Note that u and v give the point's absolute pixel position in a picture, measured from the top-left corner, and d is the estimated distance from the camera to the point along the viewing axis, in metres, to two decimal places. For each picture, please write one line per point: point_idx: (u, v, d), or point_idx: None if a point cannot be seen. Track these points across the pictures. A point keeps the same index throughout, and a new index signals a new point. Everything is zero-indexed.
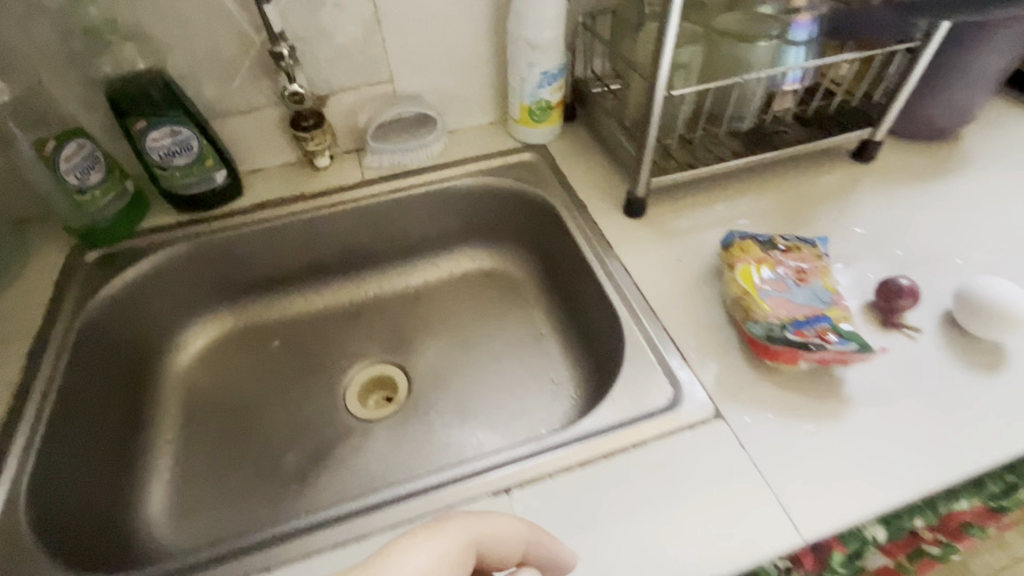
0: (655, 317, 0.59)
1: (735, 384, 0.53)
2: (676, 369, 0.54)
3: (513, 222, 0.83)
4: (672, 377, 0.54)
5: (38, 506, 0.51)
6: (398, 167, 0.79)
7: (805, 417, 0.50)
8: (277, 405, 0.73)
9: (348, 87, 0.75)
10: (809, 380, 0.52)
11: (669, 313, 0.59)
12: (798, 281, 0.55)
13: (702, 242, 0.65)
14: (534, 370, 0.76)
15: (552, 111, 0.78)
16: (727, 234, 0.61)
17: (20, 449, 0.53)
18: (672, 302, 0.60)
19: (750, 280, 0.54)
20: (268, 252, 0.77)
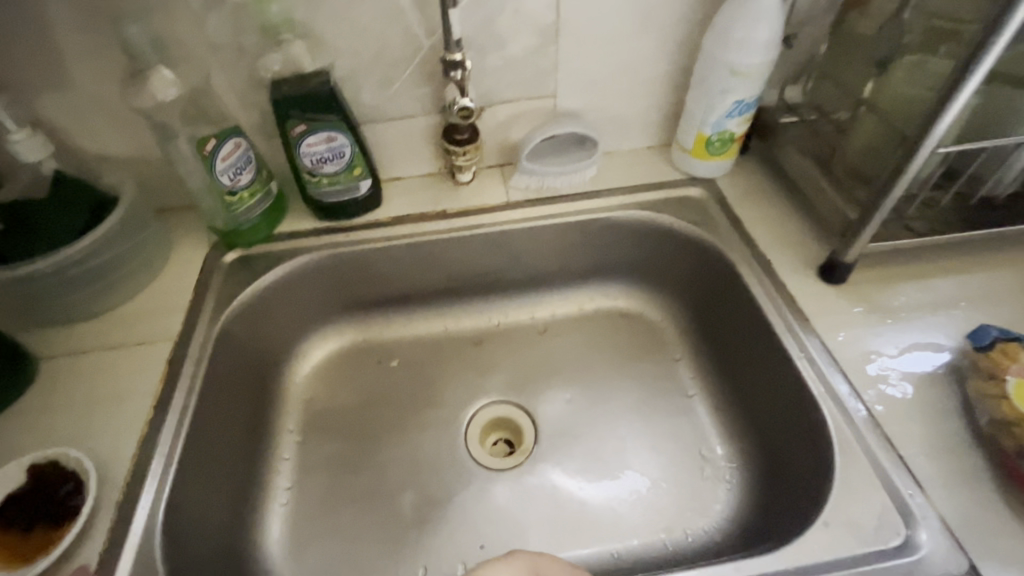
0: (875, 425, 0.49)
1: (989, 532, 0.43)
2: (909, 499, 0.45)
3: (665, 262, 0.74)
4: (905, 509, 0.45)
5: (172, 537, 0.48)
6: (547, 190, 0.72)
7: None
8: (396, 435, 0.68)
9: (508, 100, 0.67)
10: None
11: (892, 421, 0.49)
12: None
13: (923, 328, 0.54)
14: (680, 438, 0.67)
15: (732, 144, 0.68)
16: (983, 326, 0.52)
17: (157, 470, 0.50)
18: (894, 408, 0.50)
19: None
20: (400, 268, 0.72)
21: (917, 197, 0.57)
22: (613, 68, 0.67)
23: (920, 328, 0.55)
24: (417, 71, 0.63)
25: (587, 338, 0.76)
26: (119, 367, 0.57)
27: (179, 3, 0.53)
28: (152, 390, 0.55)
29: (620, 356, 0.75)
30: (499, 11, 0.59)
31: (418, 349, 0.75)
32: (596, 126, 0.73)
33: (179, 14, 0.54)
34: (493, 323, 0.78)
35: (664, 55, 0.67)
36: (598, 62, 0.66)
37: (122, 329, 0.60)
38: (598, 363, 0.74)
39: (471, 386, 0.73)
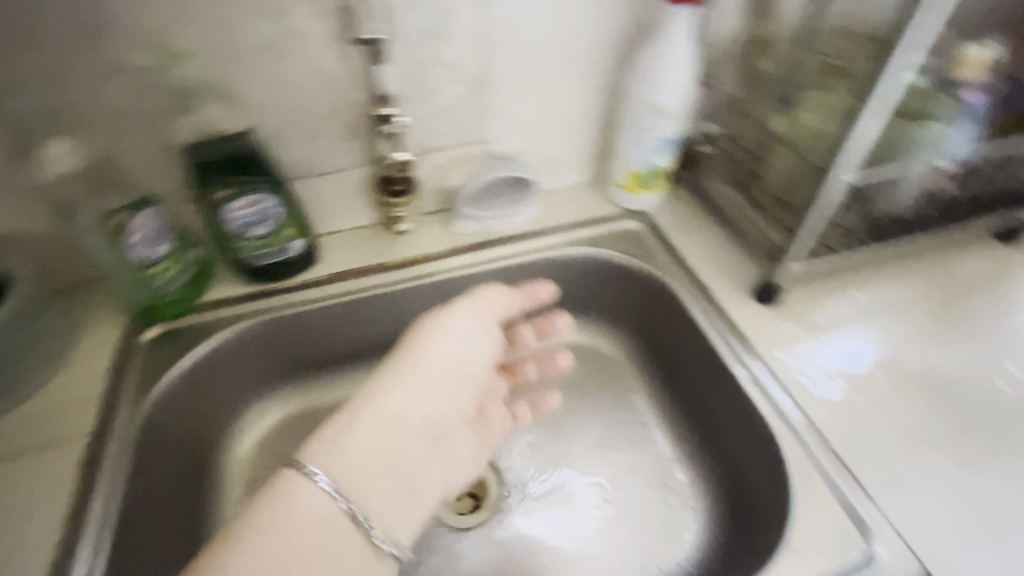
0: (815, 430, 0.53)
1: (853, 432, 0.53)
2: (800, 399, 0.55)
3: (609, 297, 0.74)
4: (796, 431, 0.53)
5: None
6: (489, 234, 0.72)
7: (889, 421, 0.54)
8: None
9: (442, 148, 0.67)
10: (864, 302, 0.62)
11: (834, 430, 0.53)
12: (874, 331, 0.60)
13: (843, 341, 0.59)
14: (642, 472, 0.66)
15: (662, 177, 0.70)
16: (853, 335, 0.60)
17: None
18: (835, 416, 0.54)
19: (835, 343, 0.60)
20: (347, 326, 0.69)
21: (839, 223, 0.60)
22: (544, 111, 0.68)
23: (845, 340, 0.60)
24: (345, 127, 0.61)
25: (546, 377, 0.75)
26: (26, 474, 0.51)
27: (71, 72, 0.49)
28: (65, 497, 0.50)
29: (575, 398, 0.73)
30: (427, 64, 0.59)
31: None
32: (531, 168, 0.73)
33: (76, 82, 0.49)
34: None
35: (591, 97, 0.68)
36: (527, 106, 0.67)
37: (23, 431, 0.53)
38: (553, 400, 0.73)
39: None
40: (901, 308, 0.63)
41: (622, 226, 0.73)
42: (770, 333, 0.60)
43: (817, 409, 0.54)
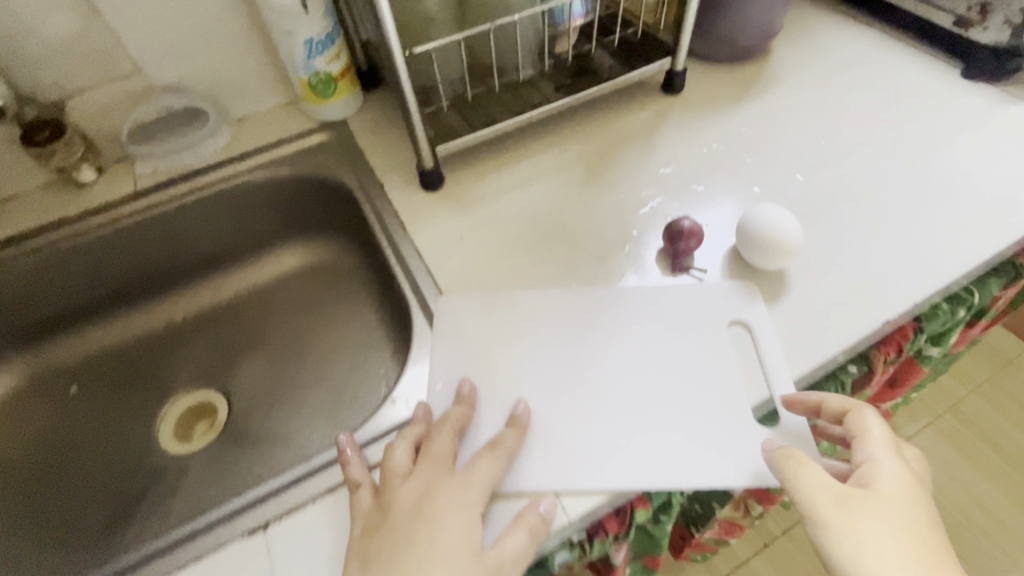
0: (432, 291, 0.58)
1: (467, 284, 0.57)
2: (434, 271, 0.59)
3: (323, 212, 0.75)
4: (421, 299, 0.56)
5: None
6: (176, 170, 0.70)
7: (514, 275, 0.58)
8: (81, 459, 0.66)
9: (86, 87, 0.64)
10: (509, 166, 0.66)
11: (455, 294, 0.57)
12: (522, 192, 0.64)
13: (499, 209, 0.62)
14: (365, 369, 0.69)
15: (337, 82, 0.70)
16: (505, 202, 0.63)
17: None
18: (464, 280, 0.58)
19: (485, 211, 0.63)
20: (45, 288, 0.68)
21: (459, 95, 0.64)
22: (188, 33, 0.65)
23: (496, 208, 0.63)
24: None
25: (284, 301, 0.77)
26: None
27: None
28: None
29: (310, 316, 0.75)
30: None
31: (106, 366, 0.72)
32: (209, 97, 0.71)
33: None
34: (183, 316, 0.76)
35: (236, 9, 0.66)
36: (163, 28, 0.64)
37: None
38: (290, 320, 0.75)
39: (160, 389, 0.71)
40: (560, 168, 0.66)
41: (317, 140, 0.73)
42: (422, 215, 0.63)
43: (445, 276, 0.58)
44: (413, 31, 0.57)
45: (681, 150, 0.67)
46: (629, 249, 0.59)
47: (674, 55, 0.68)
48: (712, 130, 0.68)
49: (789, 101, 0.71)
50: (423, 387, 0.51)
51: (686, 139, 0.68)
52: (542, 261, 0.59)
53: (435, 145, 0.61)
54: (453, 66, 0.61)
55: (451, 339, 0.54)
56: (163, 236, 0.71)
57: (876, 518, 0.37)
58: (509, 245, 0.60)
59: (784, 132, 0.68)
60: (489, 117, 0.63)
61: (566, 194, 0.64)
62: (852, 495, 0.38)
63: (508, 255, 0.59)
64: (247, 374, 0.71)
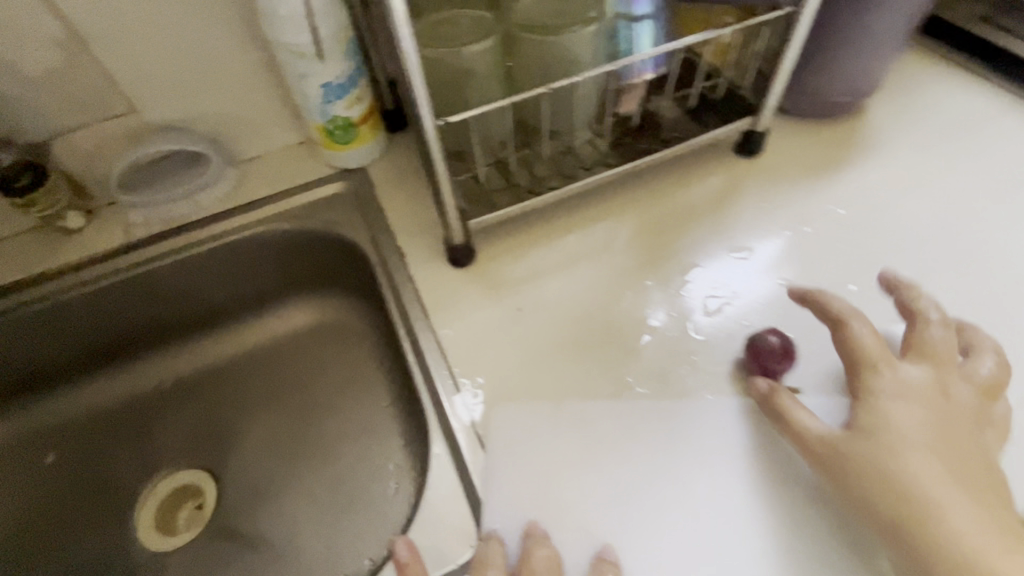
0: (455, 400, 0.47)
1: (497, 394, 0.47)
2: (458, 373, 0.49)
3: (334, 270, 0.66)
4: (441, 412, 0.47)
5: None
6: (173, 220, 0.62)
7: (553, 384, 0.48)
8: (50, 546, 0.59)
9: (72, 127, 0.56)
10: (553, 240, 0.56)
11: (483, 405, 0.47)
12: (566, 275, 0.54)
13: (539, 297, 0.52)
14: (372, 460, 0.60)
15: (358, 128, 0.60)
16: (546, 288, 0.53)
17: None
18: (495, 386, 0.48)
19: (522, 298, 0.53)
20: (19, 349, 0.60)
21: (498, 157, 0.54)
22: (190, 68, 0.56)
23: (534, 295, 0.53)
24: None
25: (287, 366, 0.68)
26: None
27: None
28: None
29: (314, 386, 0.66)
30: None
31: (87, 432, 0.65)
32: (212, 137, 0.62)
33: None
34: (175, 377, 0.68)
35: (246, 42, 0.57)
36: (162, 63, 0.55)
37: None
38: (292, 390, 0.67)
39: (144, 463, 0.64)
40: (611, 247, 0.56)
41: (333, 190, 0.64)
42: (446, 296, 0.53)
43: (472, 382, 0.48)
44: (450, 89, 0.46)
45: (754, 232, 0.56)
46: (695, 360, 0.48)
47: (756, 115, 0.57)
48: (794, 206, 0.57)
49: (889, 175, 0.59)
50: (439, 536, 0.41)
51: (761, 218, 0.57)
52: (589, 368, 0.48)
53: (467, 220, 0.51)
54: (494, 125, 0.51)
55: (479, 470, 0.44)
56: (155, 294, 0.63)
57: (907, 454, 0.37)
58: (549, 347, 0.50)
59: (883, 217, 0.57)
60: (526, 184, 0.53)
61: (618, 281, 0.53)
62: (843, 441, 0.39)
63: (549, 358, 0.49)
64: (241, 455, 0.63)
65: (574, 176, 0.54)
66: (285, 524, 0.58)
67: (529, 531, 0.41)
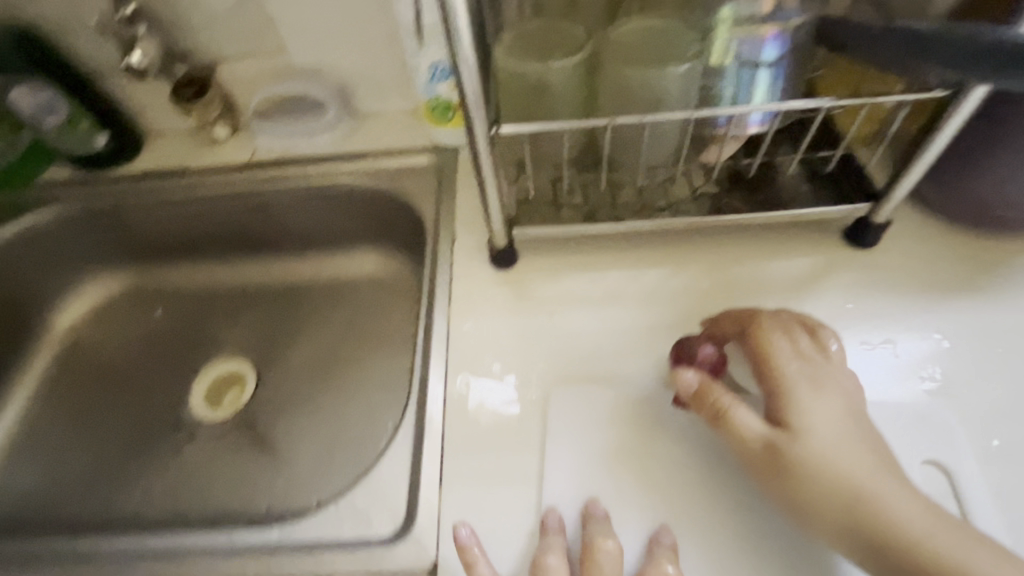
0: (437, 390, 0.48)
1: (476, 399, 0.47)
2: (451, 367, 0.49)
3: (404, 233, 0.71)
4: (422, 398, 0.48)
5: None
6: (289, 152, 0.71)
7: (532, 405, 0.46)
8: (133, 381, 0.73)
9: (234, 56, 0.66)
10: (595, 269, 0.54)
11: (457, 405, 0.46)
12: (595, 306, 0.52)
13: (558, 322, 0.51)
14: (376, 414, 0.65)
15: (456, 110, 0.63)
16: (570, 314, 0.52)
17: None
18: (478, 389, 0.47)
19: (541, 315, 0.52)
20: (158, 222, 0.74)
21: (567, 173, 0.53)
22: (332, 24, 0.63)
23: (556, 316, 0.51)
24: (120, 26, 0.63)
25: (342, 304, 0.75)
26: None
27: None
28: None
29: (360, 328, 0.73)
30: None
31: (186, 303, 0.79)
32: (339, 87, 0.70)
33: None
34: (259, 282, 0.79)
35: (381, 11, 0.62)
36: (311, 18, 0.63)
37: None
38: (339, 326, 0.74)
39: (215, 344, 0.76)
40: (654, 296, 0.52)
41: (422, 161, 0.68)
42: (473, 293, 0.54)
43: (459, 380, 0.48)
44: (524, 101, 0.46)
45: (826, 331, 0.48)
46: (692, 441, 0.43)
47: (878, 201, 0.48)
48: (888, 318, 0.48)
49: None
50: (375, 509, 0.43)
51: (838, 319, 0.49)
52: (575, 404, 0.45)
53: (513, 226, 0.52)
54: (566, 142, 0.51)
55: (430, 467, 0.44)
56: (258, 209, 0.73)
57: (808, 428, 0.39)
58: (541, 369, 0.48)
59: (1007, 368, 0.45)
60: (586, 207, 0.52)
61: (646, 331, 0.50)
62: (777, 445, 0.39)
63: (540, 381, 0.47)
64: (285, 367, 0.72)
65: (641, 211, 0.52)
66: (292, 435, 0.65)
67: (589, 507, 0.40)
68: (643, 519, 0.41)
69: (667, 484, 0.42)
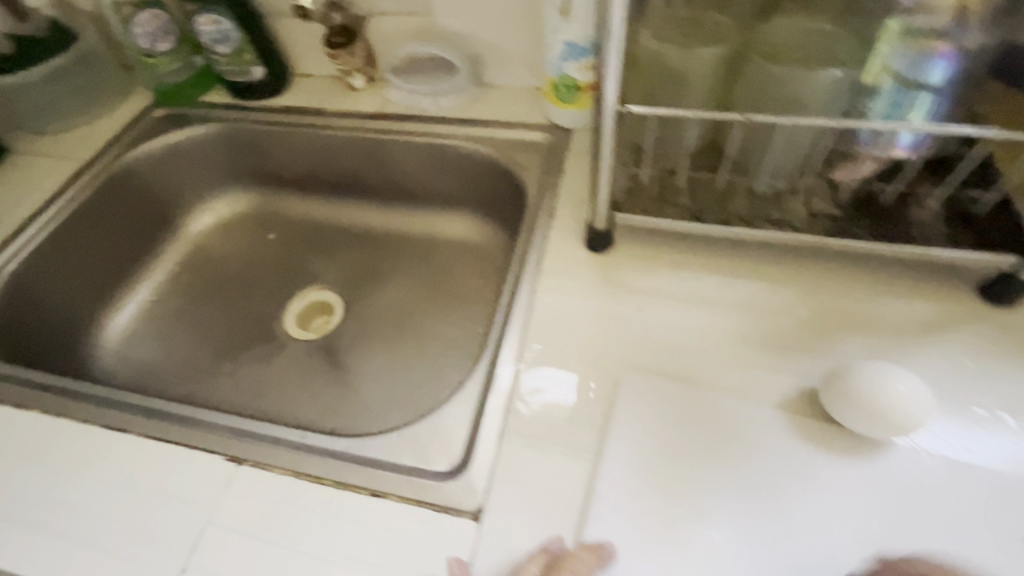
0: (512, 353, 0.49)
1: (549, 367, 0.48)
2: (529, 333, 0.50)
3: (503, 204, 0.74)
4: (495, 357, 0.49)
5: (5, 305, 0.65)
6: (414, 109, 0.75)
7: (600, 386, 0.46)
8: (239, 291, 0.81)
9: (384, 12, 0.71)
10: (689, 270, 0.53)
11: (529, 372, 0.48)
12: (684, 306, 0.51)
13: (642, 313, 0.51)
14: (444, 368, 0.68)
15: (580, 92, 0.64)
16: (655, 309, 0.51)
17: (40, 228, 0.70)
18: (552, 360, 0.48)
19: (625, 303, 0.52)
20: (288, 154, 0.82)
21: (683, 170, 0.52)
22: None
23: (641, 308, 0.51)
24: None
25: (430, 261, 0.79)
26: (42, 169, 0.76)
27: None
28: (65, 179, 0.75)
29: (445, 286, 0.76)
30: None
31: (296, 233, 0.86)
32: (472, 54, 0.73)
33: None
34: (361, 226, 0.85)
35: None
36: None
37: (65, 146, 0.79)
38: (424, 280, 0.78)
39: (314, 273, 0.82)
40: (747, 307, 0.50)
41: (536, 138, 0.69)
42: (563, 268, 0.55)
43: (535, 348, 0.49)
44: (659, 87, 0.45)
45: (936, 382, 0.44)
46: (763, 461, 0.41)
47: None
48: (1016, 386, 0.43)
49: None
50: (436, 448, 0.45)
51: (954, 374, 0.44)
52: (649, 395, 0.45)
53: (616, 209, 0.52)
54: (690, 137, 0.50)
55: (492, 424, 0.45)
56: (376, 157, 0.78)
57: None
58: (617, 353, 0.48)
59: None
60: (696, 205, 0.51)
61: (732, 341, 0.48)
62: None
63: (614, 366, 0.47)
64: (369, 308, 0.77)
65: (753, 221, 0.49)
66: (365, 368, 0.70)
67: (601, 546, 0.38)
68: (702, 530, 0.39)
69: (731, 500, 0.40)
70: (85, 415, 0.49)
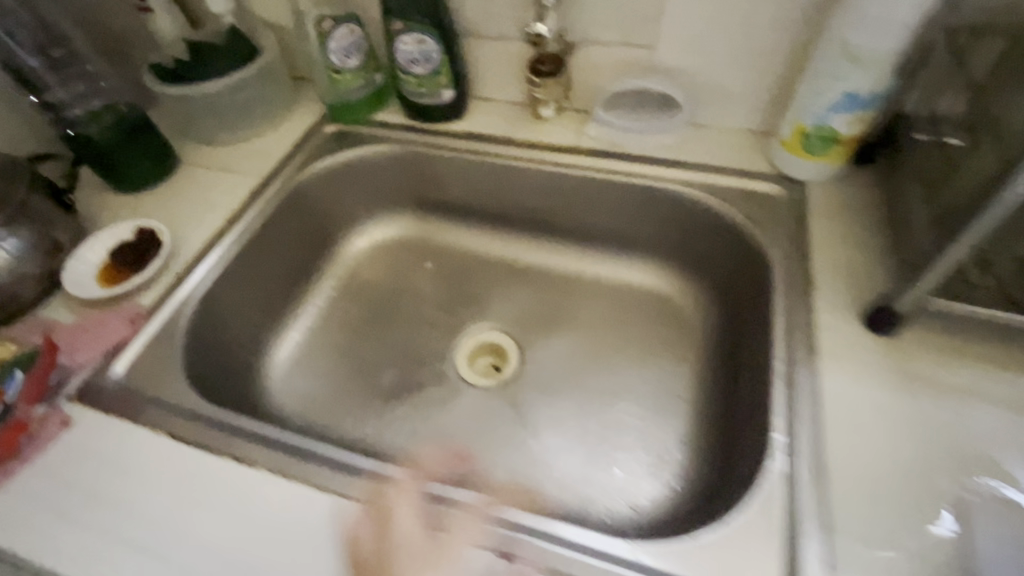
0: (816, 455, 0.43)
1: (861, 480, 0.42)
2: (826, 431, 0.44)
3: (711, 258, 0.68)
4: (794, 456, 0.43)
5: (195, 332, 0.60)
6: (616, 146, 0.70)
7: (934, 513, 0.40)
8: (401, 324, 0.76)
9: (602, 41, 0.65)
10: (997, 367, 0.47)
11: (840, 481, 0.42)
12: (1004, 413, 0.44)
13: (955, 415, 0.45)
14: (648, 435, 0.63)
15: (836, 145, 0.58)
16: (970, 412, 0.45)
17: (222, 250, 0.65)
18: (862, 467, 0.42)
19: (930, 402, 0.45)
20: (464, 183, 0.77)
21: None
22: (722, 29, 0.60)
23: (952, 412, 0.45)
24: None
25: (611, 309, 0.74)
26: (214, 183, 0.72)
27: None
28: (242, 195, 0.71)
29: (634, 339, 0.71)
30: None
31: (456, 264, 0.81)
32: (690, 91, 0.67)
33: None
34: (528, 262, 0.80)
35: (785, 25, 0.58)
36: (704, 20, 0.60)
37: (235, 160, 0.75)
38: (607, 330, 0.72)
39: (480, 310, 0.77)
40: None
41: (764, 190, 0.64)
42: (844, 353, 0.49)
43: (840, 450, 0.43)
44: None
45: None
46: None
47: None
48: None
49: None
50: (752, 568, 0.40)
51: None
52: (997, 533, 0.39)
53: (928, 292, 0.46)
54: None
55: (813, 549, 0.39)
56: (564, 193, 0.73)
57: None
58: (938, 468, 0.42)
59: None
60: None
61: None
62: None
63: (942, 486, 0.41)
64: (547, 356, 0.71)
65: None
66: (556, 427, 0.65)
67: None
68: None
69: None
70: (321, 481, 0.47)
